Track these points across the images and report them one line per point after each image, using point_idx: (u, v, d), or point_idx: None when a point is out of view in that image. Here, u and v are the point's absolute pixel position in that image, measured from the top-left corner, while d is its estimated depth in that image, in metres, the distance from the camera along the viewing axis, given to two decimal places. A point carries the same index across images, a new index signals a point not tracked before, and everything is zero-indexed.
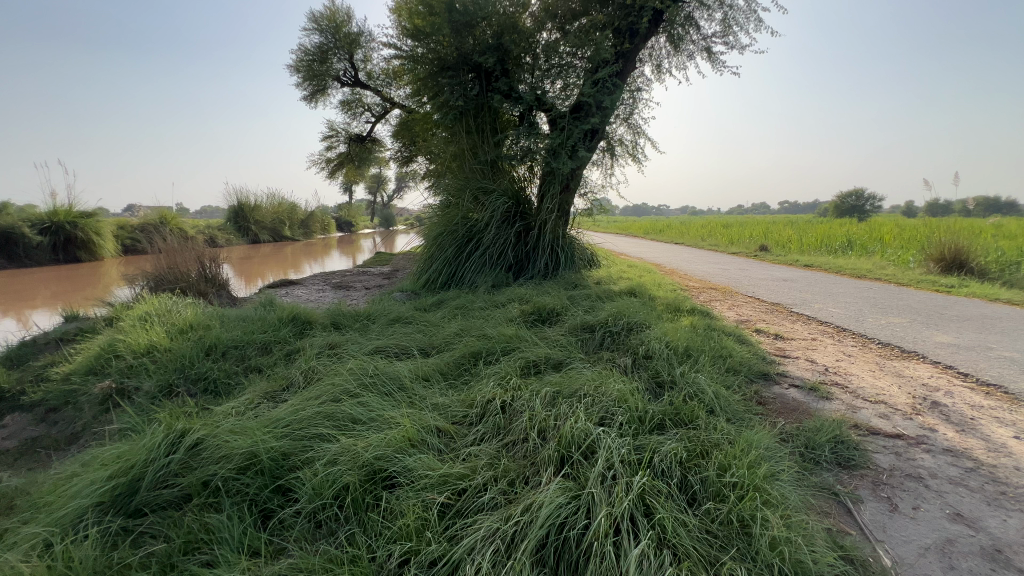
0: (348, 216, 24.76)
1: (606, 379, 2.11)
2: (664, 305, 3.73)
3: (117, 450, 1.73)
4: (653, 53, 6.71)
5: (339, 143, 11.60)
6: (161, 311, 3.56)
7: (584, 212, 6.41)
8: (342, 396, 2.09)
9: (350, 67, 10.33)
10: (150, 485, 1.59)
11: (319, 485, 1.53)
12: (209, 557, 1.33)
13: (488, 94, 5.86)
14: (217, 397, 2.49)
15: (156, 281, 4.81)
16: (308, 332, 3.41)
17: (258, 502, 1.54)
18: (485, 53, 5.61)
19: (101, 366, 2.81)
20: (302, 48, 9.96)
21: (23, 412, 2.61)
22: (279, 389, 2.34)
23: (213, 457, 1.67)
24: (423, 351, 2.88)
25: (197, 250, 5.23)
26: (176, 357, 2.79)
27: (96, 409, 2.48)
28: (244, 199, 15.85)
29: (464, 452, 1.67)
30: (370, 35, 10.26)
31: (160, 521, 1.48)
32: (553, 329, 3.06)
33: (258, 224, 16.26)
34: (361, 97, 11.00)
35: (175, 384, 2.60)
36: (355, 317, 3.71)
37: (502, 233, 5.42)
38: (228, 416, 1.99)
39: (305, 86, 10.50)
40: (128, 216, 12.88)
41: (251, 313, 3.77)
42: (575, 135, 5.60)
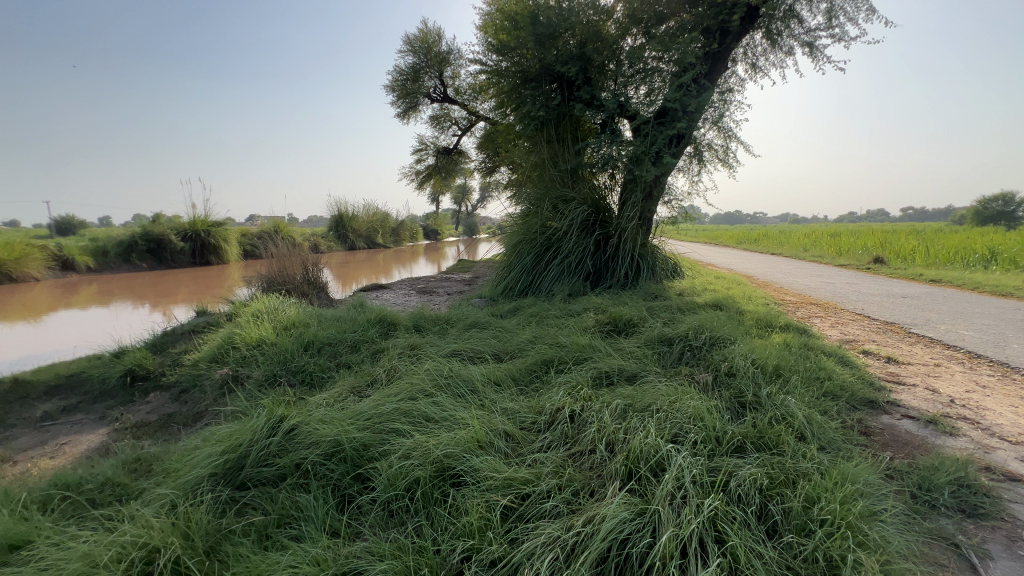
0: (434, 225, 26.04)
1: (682, 395, 2.01)
2: (754, 320, 3.47)
3: (231, 429, 1.96)
4: (748, 52, 6.32)
5: (428, 156, 12.30)
6: (270, 309, 4.00)
7: (668, 220, 6.16)
8: (418, 394, 2.21)
9: (440, 84, 10.94)
10: (254, 463, 1.79)
11: (393, 477, 1.62)
12: (297, 532, 1.47)
13: (570, 102, 5.91)
14: (312, 388, 2.75)
15: (269, 283, 5.43)
16: (392, 333, 3.64)
17: (340, 487, 1.68)
18: (567, 62, 5.67)
19: (222, 355, 3.23)
20: (397, 69, 10.75)
21: (162, 391, 3.06)
22: (364, 384, 2.53)
23: (305, 442, 1.84)
24: (497, 356, 2.94)
25: (302, 255, 5.80)
26: (282, 351, 3.12)
27: (215, 393, 2.84)
28: (344, 209, 17.32)
29: (530, 457, 1.69)
30: (459, 53, 10.83)
31: (260, 495, 1.66)
32: (629, 341, 2.97)
33: (355, 232, 17.68)
34: (449, 111, 11.55)
35: (279, 374, 2.91)
36: (435, 321, 3.90)
37: (580, 241, 5.39)
38: (320, 406, 2.19)
39: (398, 104, 11.29)
40: (250, 225, 14.66)
41: (344, 314, 4.10)
42: (660, 141, 5.43)
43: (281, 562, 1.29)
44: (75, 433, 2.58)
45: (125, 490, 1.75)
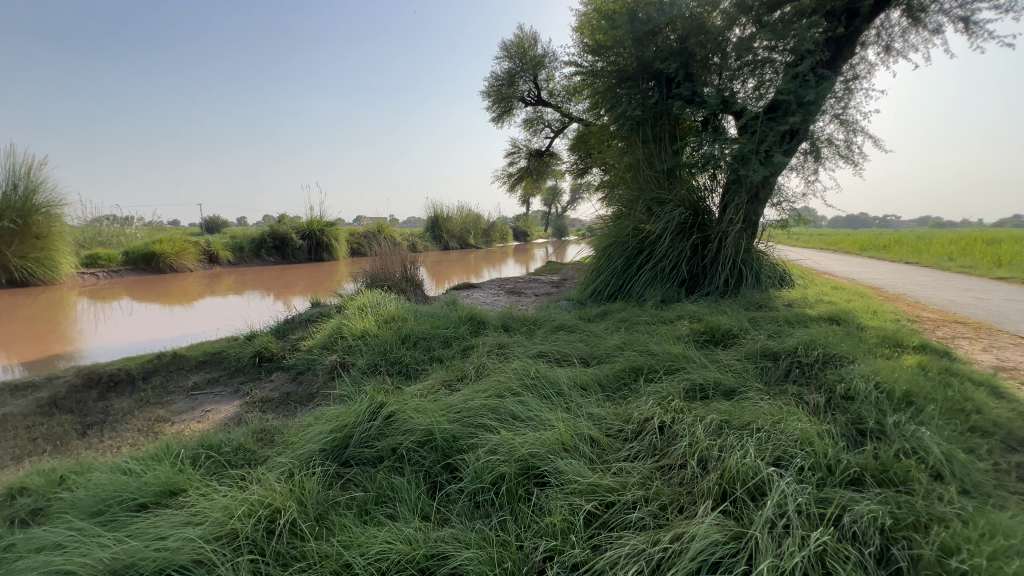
0: (524, 226, 26.43)
1: (787, 415, 1.84)
2: (880, 337, 3.06)
3: (339, 411, 2.17)
4: (881, 33, 5.58)
5: (520, 159, 12.53)
6: (373, 303, 4.35)
7: (777, 224, 5.64)
8: (506, 392, 2.27)
9: (534, 87, 11.09)
10: (357, 443, 1.96)
11: (480, 471, 1.68)
12: (392, 511, 1.58)
13: (669, 100, 5.65)
14: (407, 378, 2.94)
15: (372, 279, 5.90)
16: (482, 331, 3.77)
17: (431, 474, 1.78)
18: (667, 59, 5.45)
19: (332, 343, 3.58)
20: (494, 75, 11.10)
21: (282, 371, 3.47)
22: (455, 379, 2.65)
23: (401, 429, 1.99)
24: (584, 360, 2.91)
25: (402, 254, 6.23)
26: (383, 342, 3.38)
27: (325, 376, 3.15)
28: (440, 211, 18.25)
29: (615, 465, 1.65)
30: (554, 55, 10.88)
31: (361, 473, 1.82)
32: (727, 353, 2.78)
33: (449, 233, 18.54)
34: (542, 114, 11.66)
35: (379, 363, 3.15)
36: (523, 322, 3.96)
37: (676, 245, 5.15)
38: (415, 396, 2.34)
39: (493, 109, 11.64)
40: (358, 226, 16.04)
41: (438, 310, 4.33)
42: (770, 137, 5.00)
43: (379, 537, 1.39)
44: (217, 403, 3.02)
45: (253, 455, 2.01)
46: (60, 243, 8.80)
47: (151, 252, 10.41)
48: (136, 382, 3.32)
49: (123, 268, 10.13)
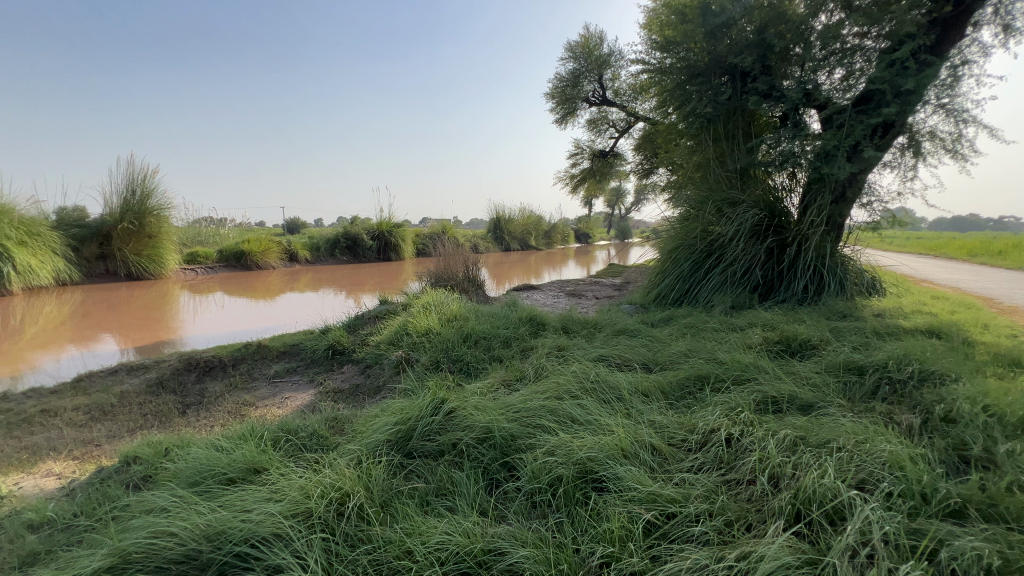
0: (586, 228, 26.13)
1: (874, 435, 1.68)
2: (991, 355, 2.70)
3: (403, 404, 2.27)
4: (999, 10, 4.94)
5: (583, 160, 12.41)
6: (437, 302, 4.50)
7: (866, 226, 5.15)
8: (565, 395, 2.26)
9: (599, 87, 10.93)
10: (420, 436, 2.04)
11: (537, 471, 1.69)
12: (452, 504, 1.63)
13: (744, 95, 5.36)
14: (468, 376, 3.01)
15: (436, 278, 6.09)
16: (541, 332, 3.78)
17: (489, 471, 1.81)
18: (742, 52, 5.18)
19: (398, 339, 3.75)
20: (558, 76, 11.08)
21: (352, 364, 3.68)
22: (514, 378, 2.68)
23: (461, 425, 2.04)
24: (646, 366, 2.83)
25: (465, 255, 6.39)
26: (446, 340, 3.49)
27: (391, 370, 3.30)
28: (502, 213, 18.49)
29: (677, 476, 1.60)
30: (621, 53, 10.69)
31: (423, 465, 1.88)
32: (804, 365, 2.59)
33: (511, 234, 18.74)
34: (607, 114, 11.45)
35: (441, 361, 3.25)
36: (583, 324, 3.92)
37: (748, 249, 4.86)
38: (475, 394, 2.40)
39: (557, 111, 11.61)
40: (424, 227, 16.65)
41: (499, 311, 4.39)
42: (859, 131, 4.58)
43: (439, 527, 1.44)
44: (294, 391, 3.26)
45: (325, 441, 2.15)
46: (167, 241, 9.80)
47: (241, 251, 11.45)
48: (227, 368, 3.66)
49: (217, 265, 11.23)
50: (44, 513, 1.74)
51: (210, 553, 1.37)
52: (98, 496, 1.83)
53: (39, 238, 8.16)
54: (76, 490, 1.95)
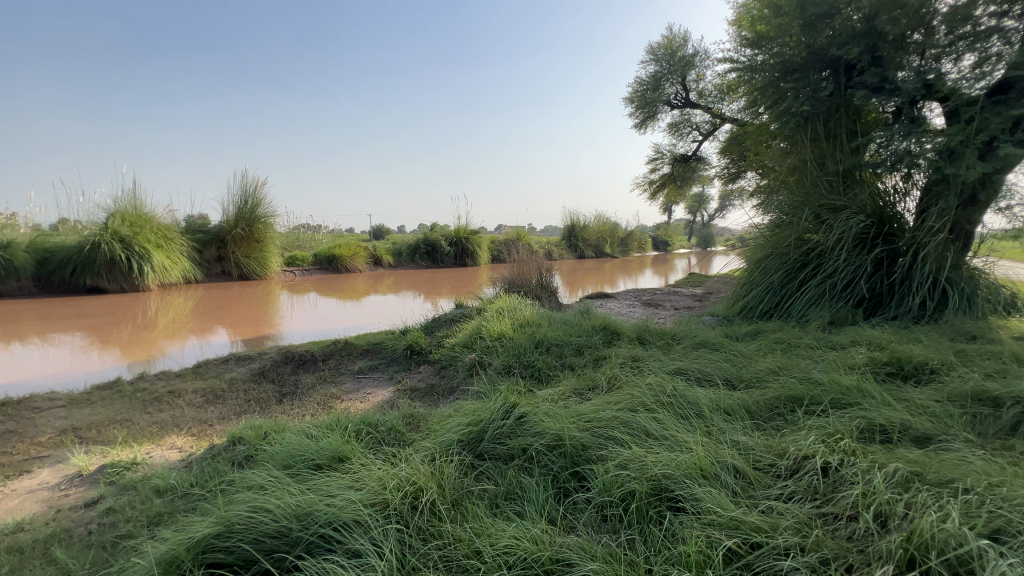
0: (664, 235, 25.16)
1: (1014, 479, 1.43)
2: None
3: (475, 407, 2.31)
4: None
5: (663, 165, 12.01)
6: (510, 307, 4.56)
7: (1004, 234, 4.43)
8: (639, 407, 2.18)
9: (682, 89, 10.51)
10: (490, 439, 2.06)
11: (609, 484, 1.65)
12: (520, 509, 1.63)
13: (848, 90, 4.89)
14: (540, 383, 3.01)
15: (510, 284, 6.18)
16: (615, 341, 3.69)
17: (559, 480, 1.79)
18: (847, 42, 4.73)
19: (472, 342, 3.85)
20: (639, 80, 10.82)
21: (428, 364, 3.83)
22: (586, 387, 2.63)
23: (531, 431, 2.05)
24: (729, 382, 2.66)
25: (538, 262, 6.43)
26: (518, 346, 3.52)
27: (465, 372, 3.39)
28: (577, 220, 18.41)
29: (764, 503, 1.47)
30: (706, 53, 10.23)
31: (493, 467, 1.91)
32: (921, 391, 2.27)
33: (585, 241, 18.57)
34: (690, 117, 10.97)
35: (513, 365, 3.28)
36: (660, 335, 3.77)
37: (852, 259, 4.40)
38: (546, 400, 2.39)
39: (636, 115, 11.31)
40: (499, 234, 17.01)
41: (571, 318, 4.35)
42: (995, 125, 3.98)
43: (507, 531, 1.45)
44: (375, 387, 3.46)
45: (402, 436, 2.26)
46: (271, 245, 10.93)
47: (332, 255, 12.45)
48: (318, 361, 3.98)
49: (312, 267, 12.28)
50: (167, 480, 2.00)
51: (299, 531, 1.48)
52: (210, 470, 2.06)
53: (173, 241, 9.46)
54: (192, 462, 2.22)
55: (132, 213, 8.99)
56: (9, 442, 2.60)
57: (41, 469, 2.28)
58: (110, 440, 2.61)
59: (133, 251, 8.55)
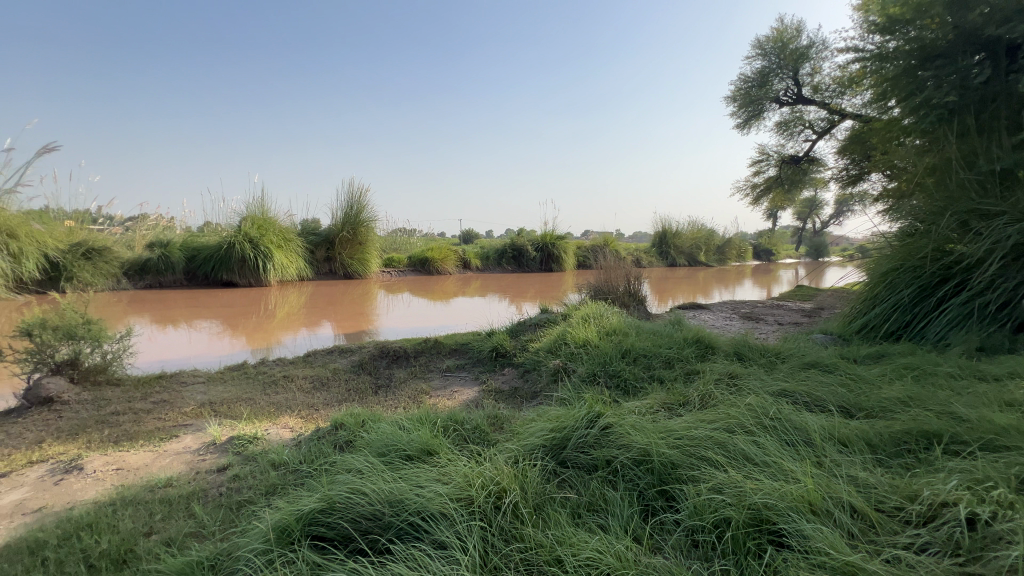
0: (768, 243, 23.15)
1: None
2: None
3: (558, 413, 2.30)
4: None
5: (768, 167, 11.07)
6: (596, 314, 4.48)
7: None
8: (737, 429, 2.02)
9: (794, 84, 9.63)
10: (573, 447, 2.04)
11: (700, 507, 1.55)
12: (602, 522, 1.59)
13: (1011, 76, 4.23)
14: (626, 394, 2.92)
15: (596, 290, 6.09)
16: (710, 356, 3.47)
17: (644, 497, 1.72)
18: (1009, 20, 4.06)
19: (556, 348, 3.84)
20: (743, 77, 10.07)
21: (513, 367, 3.89)
22: (676, 403, 2.50)
23: (617, 443, 1.99)
24: (843, 409, 2.36)
25: (627, 268, 6.24)
26: (604, 354, 3.44)
27: (548, 378, 3.38)
28: (669, 226, 17.63)
29: (889, 551, 1.28)
30: (824, 44, 9.32)
31: (575, 476, 1.88)
32: None
33: (677, 248, 17.70)
34: (802, 113, 9.98)
35: (598, 374, 3.21)
36: (762, 352, 3.47)
37: (1011, 274, 3.70)
38: (632, 413, 2.30)
39: (738, 115, 10.49)
40: (586, 240, 16.83)
41: (661, 328, 4.16)
42: None
43: (589, 542, 1.42)
44: (462, 385, 3.58)
45: (486, 436, 2.31)
46: (372, 248, 11.83)
47: (426, 257, 13.17)
48: (410, 358, 4.21)
49: (407, 269, 13.09)
50: (281, 456, 2.24)
51: (391, 517, 1.58)
52: (316, 450, 2.28)
53: (292, 242, 10.63)
54: (302, 442, 2.47)
55: (261, 217, 10.27)
56: (163, 409, 3.09)
57: (185, 435, 2.67)
58: (237, 416, 2.99)
59: (260, 251, 9.74)
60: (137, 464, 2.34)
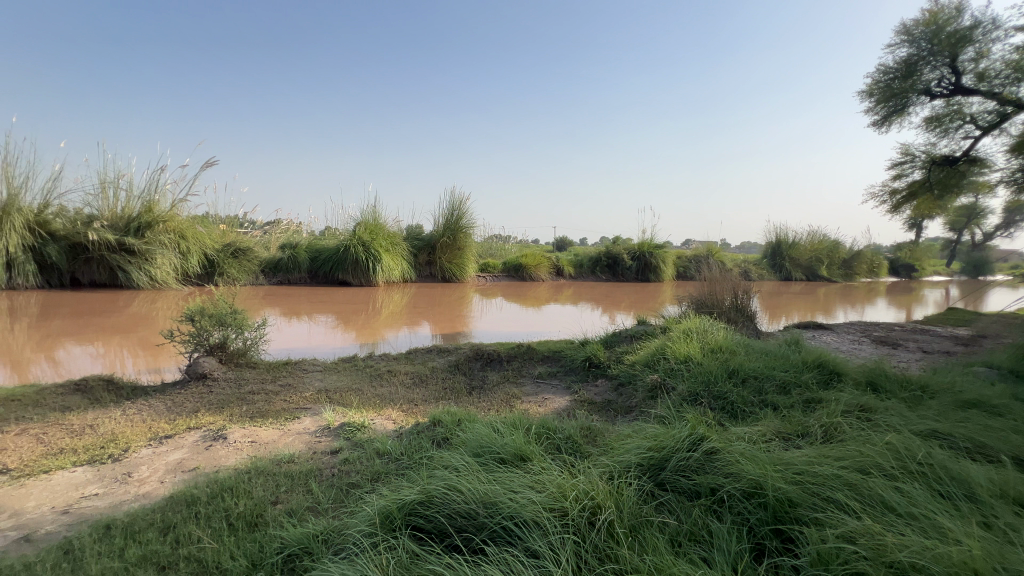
0: (909, 257, 20.02)
1: None
2: None
3: (656, 431, 2.18)
4: None
5: (913, 169, 9.59)
6: (700, 329, 4.20)
7: None
8: (873, 471, 1.75)
9: (950, 72, 8.25)
10: (673, 469, 1.92)
11: (827, 555, 1.37)
12: (706, 555, 1.47)
13: None
14: (732, 419, 2.68)
15: (699, 303, 5.71)
16: (835, 385, 3.06)
17: (756, 534, 1.56)
18: None
19: (654, 362, 3.66)
20: (882, 68, 8.87)
21: (606, 379, 3.79)
22: (794, 434, 2.24)
23: (724, 470, 1.84)
24: (1019, 462, 1.94)
25: (734, 281, 5.77)
26: (708, 373, 3.20)
27: (645, 393, 3.23)
28: (784, 236, 16.05)
29: None
30: (994, 23, 7.83)
31: (675, 501, 1.76)
32: None
33: (793, 261, 16.03)
34: (961, 106, 8.50)
35: (701, 395, 2.99)
36: (903, 385, 2.99)
37: None
38: (741, 439, 2.11)
39: (875, 111, 9.26)
40: (687, 249, 15.95)
41: (775, 349, 3.78)
42: None
43: None
44: (553, 393, 3.57)
45: (579, 448, 2.27)
46: (470, 253, 12.33)
47: (520, 264, 13.41)
48: (503, 361, 4.29)
49: (502, 275, 13.44)
50: (385, 445, 2.41)
51: (485, 518, 1.62)
52: (416, 444, 2.41)
53: (399, 247, 11.47)
54: (404, 434, 2.62)
55: (374, 223, 11.23)
56: (289, 392, 3.49)
57: (305, 418, 2.99)
58: (348, 404, 3.27)
59: (372, 254, 10.64)
60: (267, 439, 2.66)
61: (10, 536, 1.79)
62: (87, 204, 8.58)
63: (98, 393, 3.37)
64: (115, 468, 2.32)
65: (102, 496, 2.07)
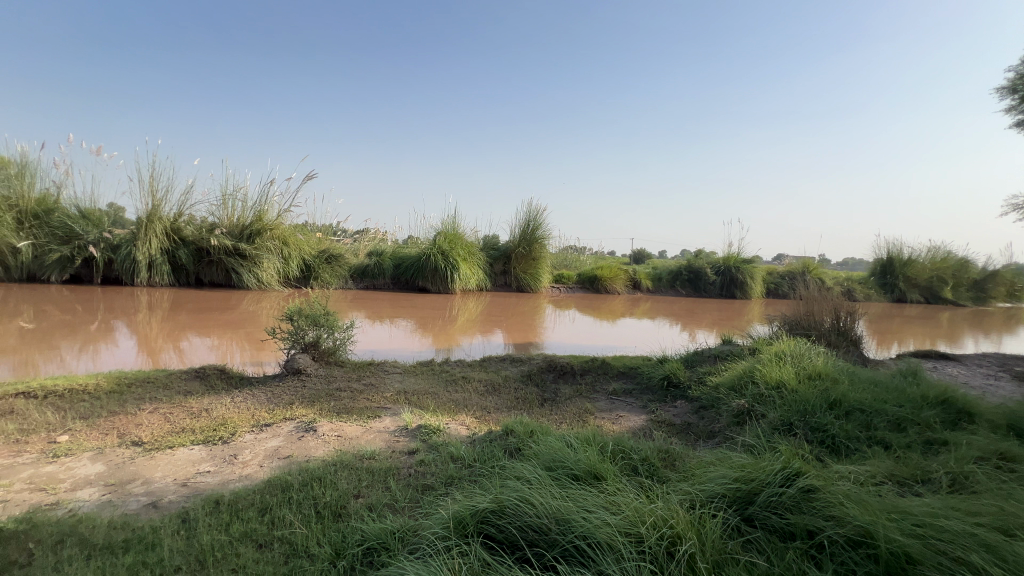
0: None
1: None
2: None
3: (744, 460, 2.02)
4: None
5: None
6: (795, 352, 3.84)
7: None
8: (1018, 533, 1.48)
9: None
10: (763, 504, 1.76)
11: None
12: None
13: None
14: (834, 456, 2.41)
15: (792, 324, 5.24)
16: (965, 426, 2.65)
17: None
18: None
19: (741, 386, 3.40)
20: None
21: (686, 400, 3.59)
22: (912, 479, 1.96)
23: (824, 512, 1.65)
24: None
25: (836, 301, 5.22)
26: (804, 401, 2.90)
27: (730, 419, 3.02)
28: (898, 252, 14.28)
29: None
30: None
31: (765, 540, 1.62)
32: None
33: (909, 280, 14.20)
34: None
35: (795, 425, 2.72)
36: None
37: None
38: (845, 478, 1.89)
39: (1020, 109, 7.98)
40: (779, 265, 14.77)
41: (886, 379, 3.35)
42: None
43: None
44: (628, 411, 3.45)
45: (657, 471, 2.17)
46: (544, 264, 12.37)
47: (595, 276, 13.20)
48: (577, 374, 4.22)
49: (576, 286, 13.31)
50: (459, 451, 2.46)
51: (557, 534, 1.59)
52: (488, 451, 2.44)
53: (477, 256, 11.81)
54: (477, 441, 2.67)
55: (454, 233, 11.66)
56: (372, 392, 3.70)
57: (386, 417, 3.15)
58: (424, 407, 3.40)
59: (450, 262, 11.05)
60: (351, 435, 2.84)
61: (141, 501, 2.07)
62: (212, 213, 9.80)
63: (213, 381, 3.80)
64: (224, 450, 2.60)
65: (212, 473, 2.32)
